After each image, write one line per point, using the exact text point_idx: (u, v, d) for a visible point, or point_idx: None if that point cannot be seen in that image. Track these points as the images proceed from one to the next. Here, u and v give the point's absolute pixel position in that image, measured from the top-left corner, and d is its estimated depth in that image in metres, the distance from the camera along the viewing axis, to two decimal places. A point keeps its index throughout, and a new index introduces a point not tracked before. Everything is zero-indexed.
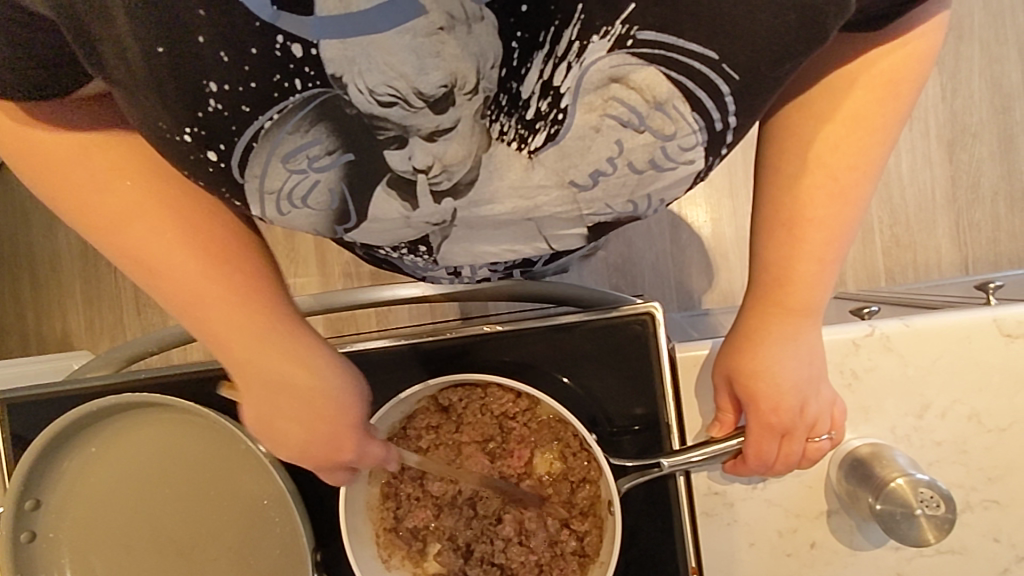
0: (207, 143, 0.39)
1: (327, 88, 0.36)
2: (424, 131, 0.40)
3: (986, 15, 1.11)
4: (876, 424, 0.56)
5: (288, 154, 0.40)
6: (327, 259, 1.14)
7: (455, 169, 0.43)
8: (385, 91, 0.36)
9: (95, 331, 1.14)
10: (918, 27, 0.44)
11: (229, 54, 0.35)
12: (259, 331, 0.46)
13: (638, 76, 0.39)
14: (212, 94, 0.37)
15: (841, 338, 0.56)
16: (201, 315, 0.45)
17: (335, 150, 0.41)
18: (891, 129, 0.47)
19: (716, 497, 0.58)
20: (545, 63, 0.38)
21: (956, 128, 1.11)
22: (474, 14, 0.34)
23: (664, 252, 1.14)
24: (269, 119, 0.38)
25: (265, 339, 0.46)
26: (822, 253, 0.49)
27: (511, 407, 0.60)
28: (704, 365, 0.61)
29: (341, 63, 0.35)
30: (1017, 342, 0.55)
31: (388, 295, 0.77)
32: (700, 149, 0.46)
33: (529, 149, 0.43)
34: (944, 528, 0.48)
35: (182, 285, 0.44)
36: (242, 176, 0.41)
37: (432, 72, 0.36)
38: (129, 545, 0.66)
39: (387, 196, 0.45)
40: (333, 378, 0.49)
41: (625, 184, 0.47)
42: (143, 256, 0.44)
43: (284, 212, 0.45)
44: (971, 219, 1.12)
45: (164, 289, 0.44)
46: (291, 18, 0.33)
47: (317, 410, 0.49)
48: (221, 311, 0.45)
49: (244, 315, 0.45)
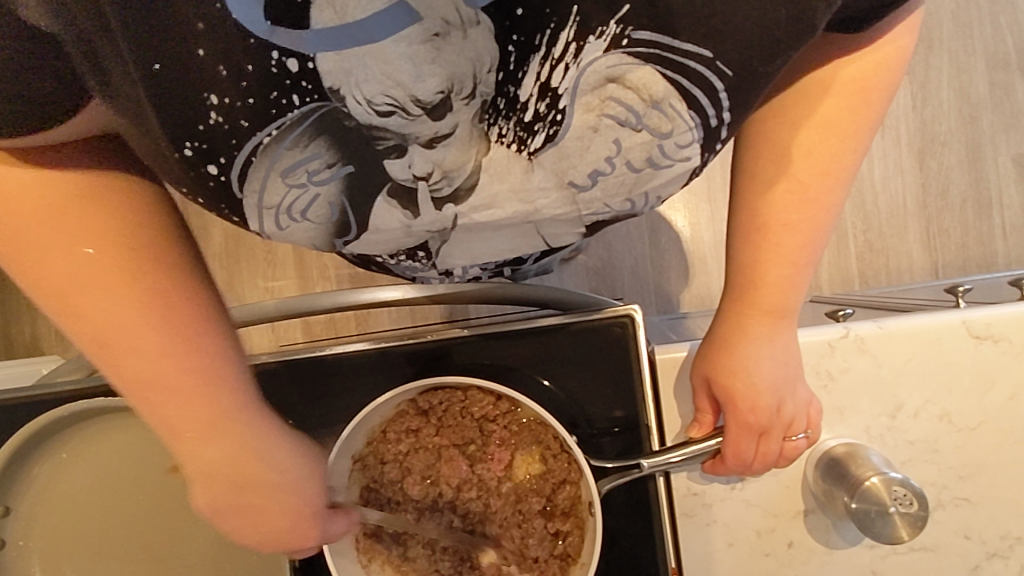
0: (207, 157, 0.39)
1: (325, 102, 0.37)
2: (423, 139, 0.40)
3: (953, 27, 1.14)
4: (850, 424, 0.57)
5: (287, 169, 0.41)
6: (306, 262, 1.13)
7: (455, 175, 0.44)
8: (383, 100, 0.37)
9: (66, 335, 1.12)
10: (890, 35, 0.45)
11: (228, 69, 0.35)
12: (217, 416, 0.41)
13: (634, 76, 0.40)
14: (213, 107, 0.37)
15: (815, 340, 0.57)
16: (154, 398, 0.40)
17: (335, 163, 0.42)
18: (863, 136, 0.48)
19: (695, 497, 0.59)
20: (542, 65, 0.38)
21: (926, 136, 1.14)
22: (470, 18, 0.35)
23: (643, 256, 1.15)
24: (268, 135, 0.39)
25: (223, 425, 0.41)
26: (794, 256, 0.50)
27: (491, 410, 0.60)
28: (681, 367, 0.62)
29: (338, 75, 0.36)
30: (985, 343, 0.56)
31: (368, 298, 0.76)
32: (697, 146, 0.46)
33: (529, 150, 0.43)
34: (916, 525, 0.49)
35: (136, 363, 0.39)
36: (242, 191, 0.43)
37: (428, 79, 0.37)
38: (104, 551, 0.64)
39: (388, 206, 0.47)
40: (293, 468, 0.45)
41: (623, 182, 0.48)
42: (87, 322, 0.38)
43: (283, 225, 0.47)
44: (941, 225, 1.14)
45: (114, 367, 0.39)
46: (286, 33, 0.33)
47: (277, 507, 0.44)
48: (175, 394, 0.40)
49: (202, 398, 0.40)
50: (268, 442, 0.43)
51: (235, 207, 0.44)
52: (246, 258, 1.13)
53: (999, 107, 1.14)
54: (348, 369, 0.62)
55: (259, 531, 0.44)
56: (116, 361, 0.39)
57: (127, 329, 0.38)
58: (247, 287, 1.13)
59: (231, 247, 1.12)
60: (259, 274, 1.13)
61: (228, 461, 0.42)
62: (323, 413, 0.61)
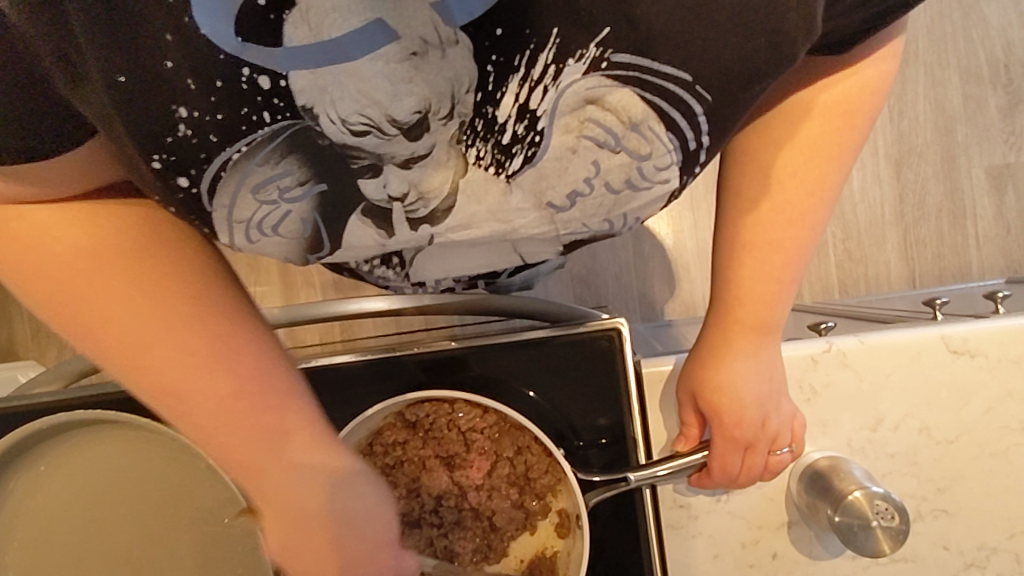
0: (177, 170, 0.38)
1: (298, 120, 0.37)
2: (399, 158, 0.41)
3: (930, 41, 1.16)
4: (833, 437, 0.58)
5: (257, 185, 0.41)
6: (288, 267, 1.12)
7: (431, 197, 0.44)
8: (358, 119, 0.37)
9: (41, 339, 1.09)
10: (870, 58, 0.46)
11: (198, 82, 0.34)
12: (262, 426, 0.40)
13: (613, 97, 0.40)
14: (182, 120, 0.36)
15: (799, 353, 0.58)
16: (187, 412, 0.40)
17: (307, 181, 0.42)
18: (846, 157, 0.49)
19: (681, 509, 0.59)
20: (521, 86, 0.38)
21: (903, 148, 1.17)
22: (448, 38, 0.35)
23: (627, 263, 1.16)
24: (237, 152, 0.39)
25: (270, 436, 0.41)
26: (778, 274, 0.50)
27: (478, 423, 0.60)
28: (667, 380, 0.63)
29: (312, 92, 0.36)
30: (962, 358, 0.58)
31: (354, 308, 0.75)
32: (675, 169, 0.47)
33: (506, 173, 0.43)
34: (898, 539, 0.50)
35: (171, 376, 0.39)
36: (213, 206, 0.42)
37: (406, 98, 0.37)
38: (81, 568, 0.63)
39: (361, 224, 0.47)
40: (351, 470, 0.43)
41: (601, 205, 0.49)
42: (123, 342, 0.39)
43: (254, 240, 0.47)
44: (918, 235, 1.17)
45: (158, 386, 0.39)
46: (260, 49, 0.34)
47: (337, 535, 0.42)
48: (216, 407, 0.40)
49: (239, 407, 0.40)
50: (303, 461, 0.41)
51: (205, 221, 0.43)
52: (228, 263, 1.12)
53: (973, 120, 1.17)
54: (334, 382, 0.61)
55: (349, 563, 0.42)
56: (150, 382, 0.39)
57: (160, 349, 0.39)
58: None
59: None
60: (241, 280, 1.12)
61: (251, 439, 0.40)
62: None
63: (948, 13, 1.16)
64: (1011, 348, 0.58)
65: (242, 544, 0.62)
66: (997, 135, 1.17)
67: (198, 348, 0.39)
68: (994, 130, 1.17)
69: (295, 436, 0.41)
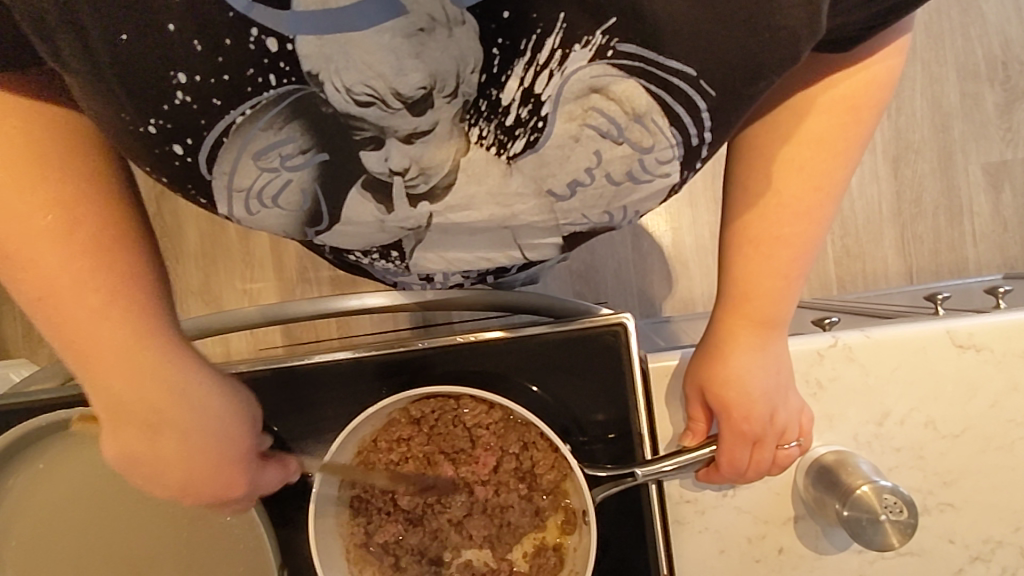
0: (172, 136, 0.39)
1: (303, 85, 0.36)
2: (402, 133, 0.40)
3: (928, 38, 1.17)
4: (839, 431, 0.58)
5: (259, 152, 0.41)
6: (285, 263, 1.11)
7: (432, 172, 0.44)
8: (362, 90, 0.37)
9: (33, 337, 1.08)
10: (879, 54, 0.46)
11: (203, 43, 0.34)
12: (109, 332, 0.40)
13: (617, 88, 0.40)
14: (180, 86, 0.36)
15: (805, 348, 0.58)
16: (67, 323, 0.40)
17: (309, 149, 0.41)
18: (853, 151, 0.48)
19: (688, 504, 0.59)
20: (526, 70, 0.38)
21: (901, 144, 1.17)
22: (456, 18, 0.34)
23: (625, 260, 1.16)
24: (240, 115, 0.38)
25: (111, 337, 0.40)
26: (785, 269, 0.50)
27: (484, 418, 0.60)
28: (675, 375, 0.62)
29: (318, 60, 0.35)
30: (968, 353, 0.58)
31: (356, 304, 0.75)
32: (677, 163, 0.47)
33: (507, 154, 0.43)
34: (906, 533, 0.50)
35: (72, 312, 0.40)
36: (210, 171, 0.42)
37: (410, 73, 0.36)
38: (82, 568, 0.62)
39: (361, 199, 0.46)
40: (223, 417, 0.46)
41: (602, 195, 0.48)
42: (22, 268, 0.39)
43: (253, 210, 0.46)
44: (915, 231, 1.17)
45: (55, 314, 0.40)
46: (266, 11, 0.32)
47: (211, 463, 0.46)
48: (90, 317, 0.40)
49: (99, 314, 0.40)
50: (202, 389, 0.45)
51: (202, 187, 0.43)
52: (224, 260, 1.11)
53: (970, 117, 1.17)
54: (336, 378, 0.61)
55: (201, 482, 0.46)
56: (52, 307, 0.39)
57: (55, 269, 0.38)
58: (225, 289, 1.11)
59: (209, 248, 1.10)
60: (237, 276, 1.11)
61: (110, 342, 0.40)
62: (311, 422, 0.61)
63: (945, 10, 1.17)
64: (1016, 343, 0.58)
65: (243, 541, 0.62)
66: (993, 132, 1.17)
67: (116, 315, 0.40)
68: (991, 127, 1.17)
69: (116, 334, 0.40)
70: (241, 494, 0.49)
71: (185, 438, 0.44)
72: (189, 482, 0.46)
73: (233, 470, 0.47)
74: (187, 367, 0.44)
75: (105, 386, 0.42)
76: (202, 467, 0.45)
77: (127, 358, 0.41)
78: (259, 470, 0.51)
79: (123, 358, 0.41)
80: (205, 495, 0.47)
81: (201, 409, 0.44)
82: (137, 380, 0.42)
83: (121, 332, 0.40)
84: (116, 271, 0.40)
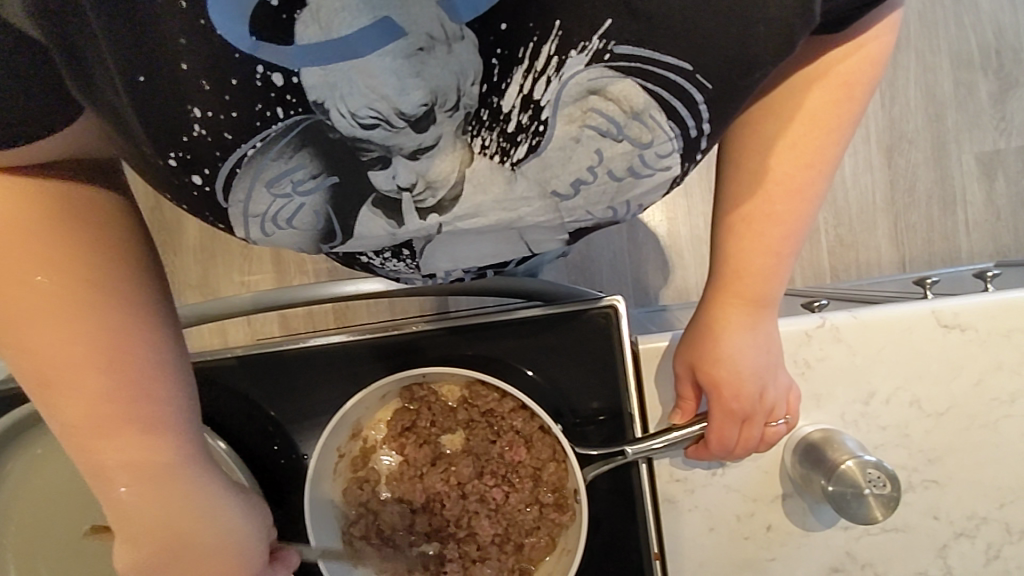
0: (191, 167, 0.40)
1: (310, 114, 0.37)
2: (407, 150, 0.40)
3: (921, 27, 1.17)
4: (827, 410, 0.59)
5: (272, 179, 0.41)
6: (283, 255, 1.12)
7: (439, 186, 0.43)
8: (367, 113, 0.37)
9: None
10: (869, 31, 0.46)
11: (211, 83, 0.35)
12: (138, 429, 0.42)
13: (615, 88, 0.40)
14: (197, 120, 0.37)
15: (793, 329, 0.59)
16: (85, 423, 0.41)
17: (319, 174, 0.41)
18: (842, 130, 0.49)
19: (678, 483, 0.60)
20: (525, 78, 0.39)
21: (895, 134, 1.18)
22: (454, 33, 0.35)
23: (621, 250, 1.16)
24: (252, 147, 0.39)
25: (139, 433, 0.42)
26: (776, 246, 0.51)
27: (466, 394, 0.62)
28: (664, 356, 0.62)
29: (323, 88, 0.36)
30: (952, 332, 0.59)
31: (353, 290, 0.75)
32: (677, 156, 0.46)
33: (511, 161, 0.43)
34: (889, 505, 0.51)
35: (81, 402, 0.40)
36: (226, 202, 0.43)
37: (413, 92, 0.37)
38: (82, 547, 0.63)
39: (373, 215, 0.45)
40: (231, 519, 0.46)
41: (606, 191, 0.48)
42: (34, 356, 0.40)
43: (268, 232, 0.46)
44: (909, 220, 1.18)
45: (64, 408, 0.41)
46: (271, 48, 0.34)
47: (203, 568, 0.45)
48: (104, 415, 0.41)
49: (128, 418, 0.41)
50: (205, 497, 0.44)
51: (220, 214, 0.44)
52: (221, 252, 1.12)
53: (964, 106, 1.18)
54: (333, 361, 0.62)
55: None
56: (67, 404, 0.41)
57: (73, 376, 0.40)
58: (223, 281, 1.12)
59: (207, 241, 1.11)
60: (234, 268, 1.12)
61: (118, 436, 0.41)
62: (307, 404, 0.62)
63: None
64: (1000, 321, 0.59)
65: None
66: (986, 121, 1.18)
67: (137, 424, 0.42)
68: (984, 116, 1.18)
69: (99, 423, 0.41)
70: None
71: (187, 548, 0.44)
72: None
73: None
74: (198, 486, 0.44)
75: (118, 505, 0.43)
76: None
77: (135, 464, 0.42)
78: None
79: (129, 434, 0.41)
80: None
81: (211, 531, 0.45)
82: (132, 462, 0.42)
83: (148, 472, 0.42)
84: (149, 398, 0.42)
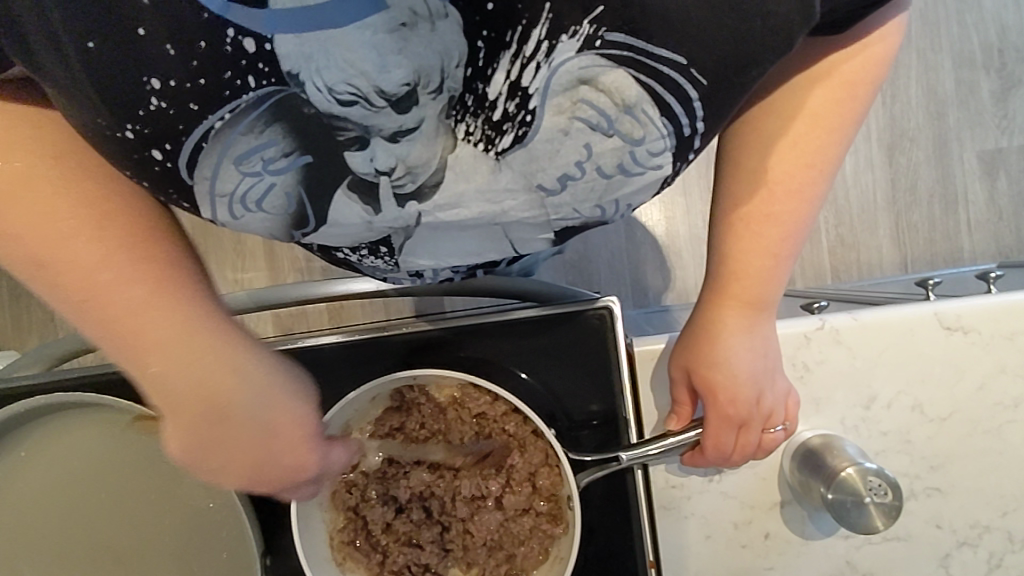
0: (150, 142, 0.38)
1: (282, 86, 0.36)
2: (386, 132, 0.39)
3: (922, 24, 1.16)
4: (826, 416, 0.58)
5: (240, 156, 0.39)
6: (276, 253, 1.11)
7: (419, 171, 0.42)
8: (344, 89, 0.36)
9: (23, 328, 1.09)
10: (876, 31, 0.45)
11: (174, 49, 0.34)
12: (144, 287, 0.36)
13: (607, 78, 0.39)
14: (154, 91, 0.35)
15: (792, 331, 0.57)
16: (88, 300, 0.36)
17: (292, 152, 0.39)
18: (845, 129, 0.48)
19: (674, 490, 0.59)
20: (512, 63, 0.37)
21: (896, 132, 1.16)
22: (438, 10, 0.34)
23: (619, 249, 1.15)
24: (220, 119, 0.37)
25: (144, 281, 0.36)
26: (775, 248, 0.49)
27: (458, 393, 0.60)
28: (661, 359, 0.61)
29: (298, 59, 0.34)
30: (955, 335, 0.57)
31: (344, 289, 0.74)
32: (669, 155, 0.44)
33: (495, 150, 0.41)
34: (891, 515, 0.50)
35: (77, 271, 0.35)
36: (193, 177, 0.40)
37: (394, 70, 0.35)
38: (65, 553, 0.61)
39: (348, 200, 0.44)
40: (267, 371, 0.40)
41: (592, 189, 0.46)
42: (18, 239, 0.35)
43: (237, 216, 0.43)
44: (910, 220, 1.16)
45: (58, 290, 0.36)
46: (243, 12, 0.33)
47: (265, 431, 0.40)
48: (108, 280, 0.36)
49: (135, 269, 0.36)
50: (241, 351, 0.39)
51: (184, 194, 0.41)
52: (214, 250, 1.10)
53: (966, 105, 1.16)
54: (322, 362, 0.60)
55: (284, 457, 0.41)
56: (61, 279, 0.36)
57: (66, 247, 0.35)
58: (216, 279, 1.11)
59: (199, 239, 1.10)
60: (228, 267, 1.11)
61: (127, 300, 0.36)
62: None
63: None
64: (1005, 324, 0.57)
65: (227, 530, 0.60)
66: (989, 119, 1.16)
67: (143, 274, 0.36)
68: (986, 114, 1.16)
69: (103, 292, 0.36)
70: (316, 467, 0.43)
71: (232, 412, 0.38)
72: (262, 454, 0.40)
73: (302, 441, 0.41)
74: (232, 341, 0.39)
75: (153, 382, 0.37)
76: (267, 447, 0.40)
77: (153, 333, 0.36)
78: (325, 445, 0.44)
79: (132, 294, 0.36)
80: (280, 479, 0.42)
81: (249, 392, 0.39)
82: (149, 325, 0.36)
83: (172, 329, 0.37)
84: (147, 241, 0.37)
